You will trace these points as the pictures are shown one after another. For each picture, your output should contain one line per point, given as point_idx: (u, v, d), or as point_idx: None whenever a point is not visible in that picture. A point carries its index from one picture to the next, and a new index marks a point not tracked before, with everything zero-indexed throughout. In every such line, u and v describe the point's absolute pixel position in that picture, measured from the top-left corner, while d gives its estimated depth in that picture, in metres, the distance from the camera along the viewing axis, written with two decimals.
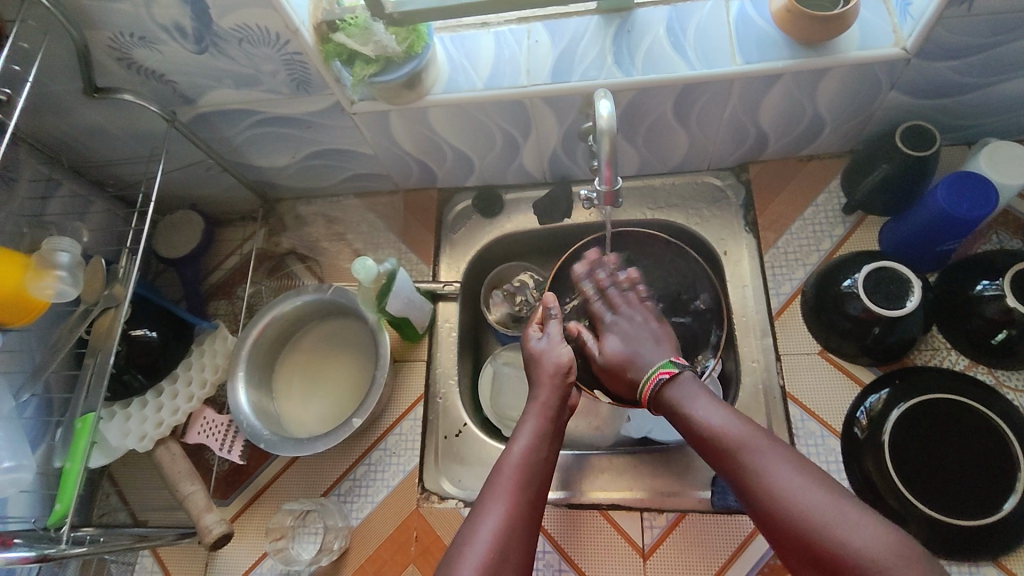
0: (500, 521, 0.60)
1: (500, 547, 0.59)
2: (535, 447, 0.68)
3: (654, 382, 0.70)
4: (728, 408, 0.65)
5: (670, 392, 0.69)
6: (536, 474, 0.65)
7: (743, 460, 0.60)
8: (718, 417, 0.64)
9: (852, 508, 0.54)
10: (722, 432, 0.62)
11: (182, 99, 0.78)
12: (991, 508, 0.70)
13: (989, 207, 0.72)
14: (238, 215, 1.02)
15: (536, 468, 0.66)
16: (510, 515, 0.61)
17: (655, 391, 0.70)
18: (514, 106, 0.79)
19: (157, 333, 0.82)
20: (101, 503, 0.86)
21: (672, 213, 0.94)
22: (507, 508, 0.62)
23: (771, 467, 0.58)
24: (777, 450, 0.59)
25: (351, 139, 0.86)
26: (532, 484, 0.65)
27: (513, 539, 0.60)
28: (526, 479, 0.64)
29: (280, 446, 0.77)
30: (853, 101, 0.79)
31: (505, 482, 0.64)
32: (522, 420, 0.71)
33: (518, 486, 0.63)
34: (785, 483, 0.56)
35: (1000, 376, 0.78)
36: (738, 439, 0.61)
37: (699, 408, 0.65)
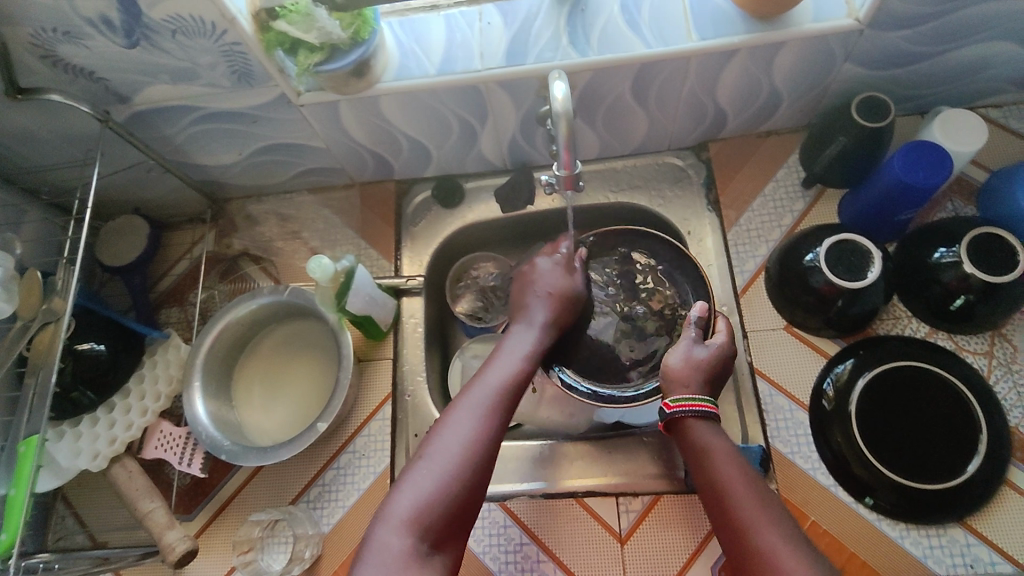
0: (476, 421, 0.62)
1: (474, 443, 0.61)
2: (518, 359, 0.70)
3: (689, 407, 0.66)
4: (745, 466, 0.62)
5: (698, 429, 0.65)
6: (518, 380, 0.68)
7: (746, 520, 0.58)
8: (734, 478, 0.61)
9: None
10: (732, 488, 0.60)
11: (116, 97, 0.74)
12: (956, 471, 0.72)
13: (944, 175, 0.73)
14: (187, 218, 0.97)
15: (518, 374, 0.68)
16: (485, 417, 0.63)
17: (680, 416, 0.66)
18: (468, 91, 0.76)
19: (105, 346, 0.78)
20: (56, 527, 0.82)
21: (635, 194, 0.93)
22: (485, 408, 0.64)
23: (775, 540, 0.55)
24: (782, 522, 0.57)
25: (300, 133, 0.83)
26: (515, 392, 0.67)
27: (490, 436, 0.62)
28: (506, 394, 0.66)
29: (242, 456, 0.74)
30: (808, 74, 0.79)
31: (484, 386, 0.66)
32: (509, 336, 0.74)
33: (500, 390, 0.66)
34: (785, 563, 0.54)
35: (959, 340, 0.80)
36: (745, 501, 0.59)
37: (722, 460, 0.62)
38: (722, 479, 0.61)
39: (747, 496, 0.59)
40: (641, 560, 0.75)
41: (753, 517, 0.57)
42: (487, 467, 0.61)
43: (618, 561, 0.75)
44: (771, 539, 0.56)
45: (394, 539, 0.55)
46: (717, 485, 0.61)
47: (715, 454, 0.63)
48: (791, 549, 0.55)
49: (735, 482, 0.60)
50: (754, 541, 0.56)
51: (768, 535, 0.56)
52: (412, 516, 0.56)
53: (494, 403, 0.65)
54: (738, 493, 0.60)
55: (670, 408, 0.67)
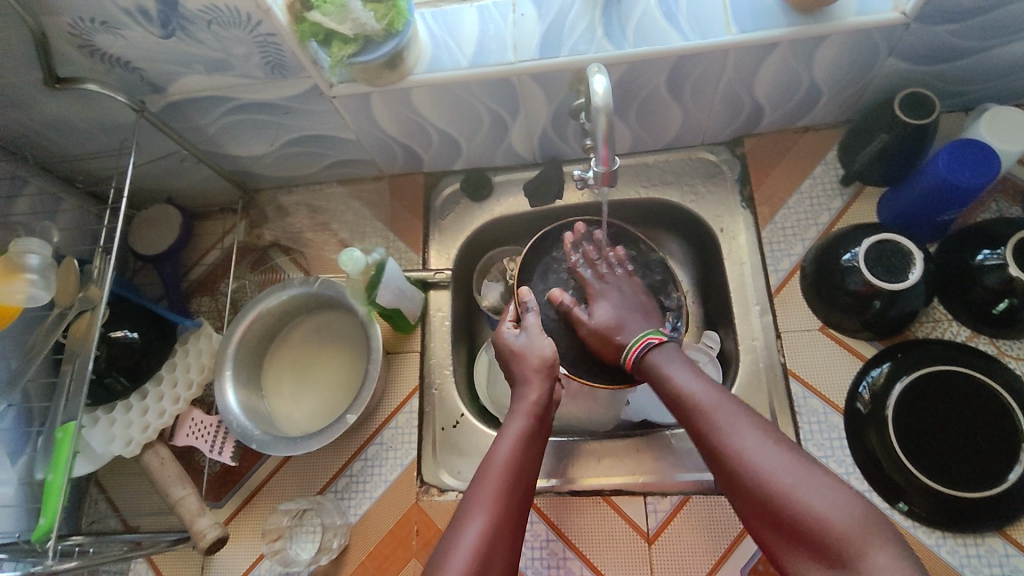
0: (480, 533, 0.57)
1: (483, 553, 0.56)
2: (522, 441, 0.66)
3: (641, 347, 0.71)
4: (702, 377, 0.65)
5: (654, 355, 0.69)
6: (519, 471, 0.63)
7: (706, 414, 0.61)
8: (698, 390, 0.63)
9: (808, 469, 0.55)
10: (688, 390, 0.64)
11: (151, 88, 0.74)
12: (996, 479, 0.70)
13: (991, 173, 0.70)
14: (218, 208, 0.98)
15: (522, 470, 0.63)
16: (493, 521, 0.58)
17: (641, 352, 0.70)
18: (501, 84, 0.75)
19: (137, 334, 0.80)
20: (90, 511, 0.83)
21: (666, 190, 0.92)
22: (490, 512, 0.59)
23: (745, 439, 0.57)
24: (746, 420, 0.59)
25: (332, 125, 0.83)
26: (518, 484, 0.62)
27: (496, 544, 0.57)
28: (513, 478, 0.62)
29: (273, 446, 0.75)
30: (850, 69, 0.76)
31: (490, 485, 0.61)
32: (508, 419, 0.69)
33: (505, 488, 0.61)
34: (755, 455, 0.56)
35: (1002, 345, 0.77)
36: (702, 400, 0.62)
37: (676, 372, 0.66)
38: (686, 393, 0.64)
39: (701, 393, 0.63)
40: (668, 560, 0.74)
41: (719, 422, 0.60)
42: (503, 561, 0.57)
43: (646, 561, 0.75)
44: (728, 424, 0.59)
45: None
46: (685, 400, 0.63)
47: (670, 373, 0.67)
48: (749, 433, 0.58)
49: (688, 383, 0.64)
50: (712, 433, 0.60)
51: (726, 420, 0.60)
52: None
53: (504, 488, 0.61)
54: (694, 392, 0.63)
55: (629, 358, 0.71)
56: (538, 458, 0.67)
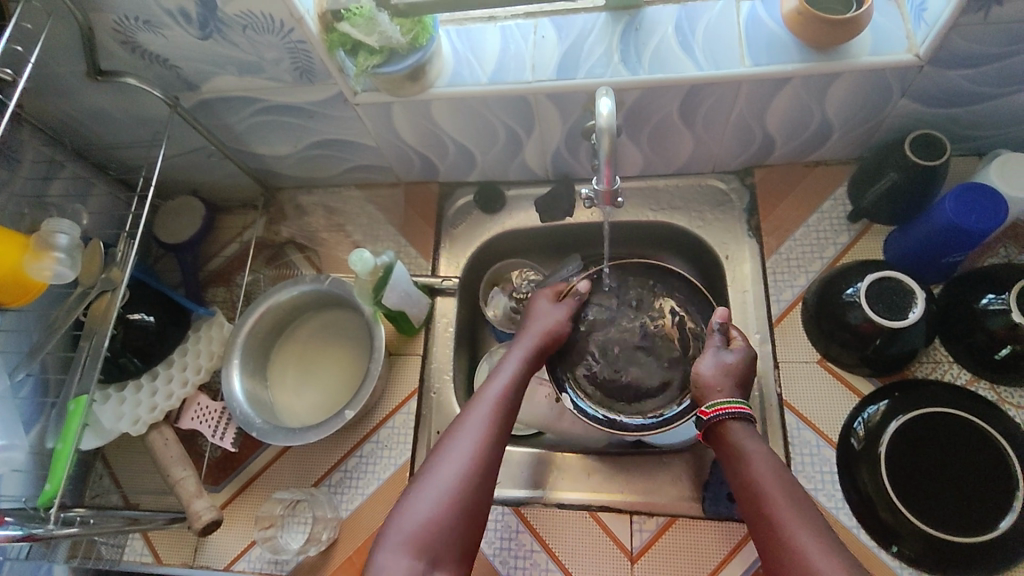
0: (458, 462, 0.63)
1: (460, 480, 0.62)
2: (511, 387, 0.71)
3: (720, 412, 0.66)
4: (782, 471, 0.61)
5: (735, 430, 0.65)
6: (511, 403, 0.70)
7: (778, 523, 0.58)
8: (768, 483, 0.60)
9: None
10: (764, 488, 0.60)
11: (186, 85, 0.78)
12: (987, 525, 0.69)
13: (998, 220, 0.71)
14: (240, 203, 1.02)
15: (510, 404, 0.69)
16: (482, 441, 0.65)
17: (717, 420, 0.66)
18: (518, 102, 0.78)
19: (154, 318, 0.83)
20: (94, 485, 0.86)
21: (675, 215, 0.93)
22: (473, 443, 0.64)
23: (812, 547, 0.55)
24: (814, 526, 0.57)
25: (354, 131, 0.86)
26: (508, 416, 0.68)
27: (482, 467, 0.63)
28: (498, 420, 0.67)
29: (272, 435, 0.77)
30: (862, 107, 0.78)
31: (482, 412, 0.67)
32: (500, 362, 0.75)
33: (496, 418, 0.67)
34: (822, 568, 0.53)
35: (1002, 393, 0.77)
36: (773, 499, 0.59)
37: (756, 460, 0.62)
38: (757, 481, 0.61)
39: (777, 495, 0.59)
40: None
41: (789, 524, 0.57)
42: (482, 490, 0.63)
43: None
44: (803, 539, 0.56)
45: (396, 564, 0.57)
46: (753, 490, 0.61)
47: (751, 460, 0.62)
48: (829, 559, 0.54)
49: (768, 479, 0.61)
50: (789, 545, 0.56)
51: (801, 536, 0.56)
52: (415, 534, 0.59)
53: (490, 424, 0.66)
54: (770, 490, 0.60)
55: (706, 415, 0.67)
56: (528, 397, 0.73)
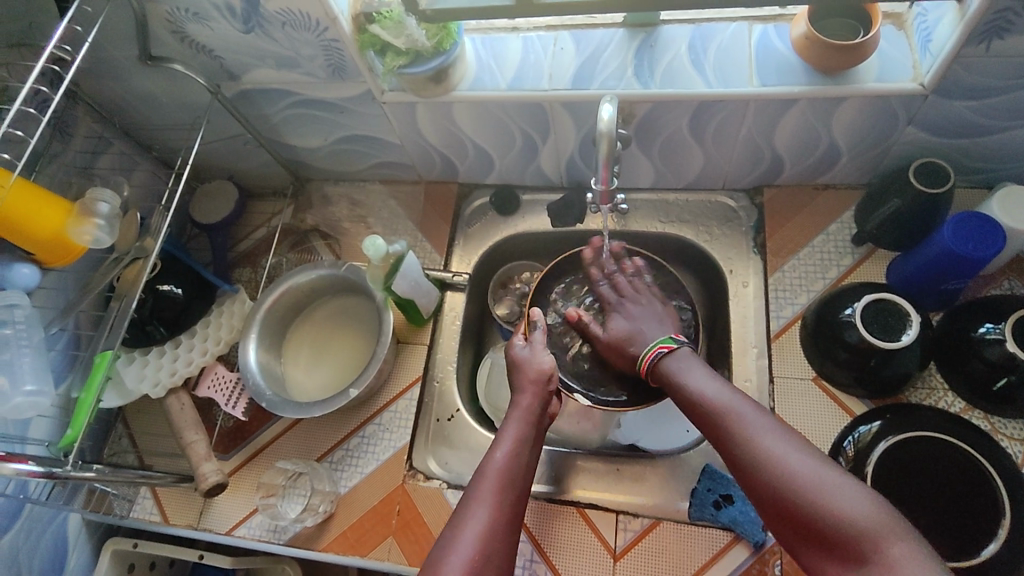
0: (481, 524, 0.62)
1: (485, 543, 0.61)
2: (519, 447, 0.70)
3: (654, 354, 0.74)
4: (719, 380, 0.68)
5: (665, 365, 0.72)
6: (523, 459, 0.69)
7: (728, 423, 0.63)
8: (727, 403, 0.65)
9: (837, 473, 0.56)
10: (705, 396, 0.66)
11: (228, 75, 0.84)
12: (970, 551, 0.69)
13: (995, 248, 0.72)
14: (271, 191, 1.08)
15: (514, 473, 0.67)
16: (492, 523, 0.62)
17: (653, 364, 0.74)
18: (534, 108, 0.82)
19: (181, 290, 0.89)
20: (113, 443, 0.92)
21: (683, 228, 0.95)
22: (493, 504, 0.64)
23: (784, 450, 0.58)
24: (781, 432, 0.60)
25: (380, 127, 0.91)
26: (517, 486, 0.66)
27: (502, 526, 0.63)
28: (512, 478, 0.66)
29: (280, 407, 0.82)
30: (869, 132, 0.79)
31: (487, 487, 0.65)
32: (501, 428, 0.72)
33: (503, 489, 0.65)
34: (802, 467, 0.57)
35: (996, 423, 0.77)
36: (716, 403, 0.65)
37: (694, 377, 0.69)
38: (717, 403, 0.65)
39: (717, 400, 0.65)
40: None
41: (760, 434, 0.61)
42: (505, 547, 0.62)
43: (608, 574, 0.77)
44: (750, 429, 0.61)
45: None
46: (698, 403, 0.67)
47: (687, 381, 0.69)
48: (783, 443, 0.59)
49: (706, 389, 0.67)
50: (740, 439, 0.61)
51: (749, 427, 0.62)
52: None
53: (504, 486, 0.65)
54: (710, 397, 0.66)
55: (642, 367, 0.75)
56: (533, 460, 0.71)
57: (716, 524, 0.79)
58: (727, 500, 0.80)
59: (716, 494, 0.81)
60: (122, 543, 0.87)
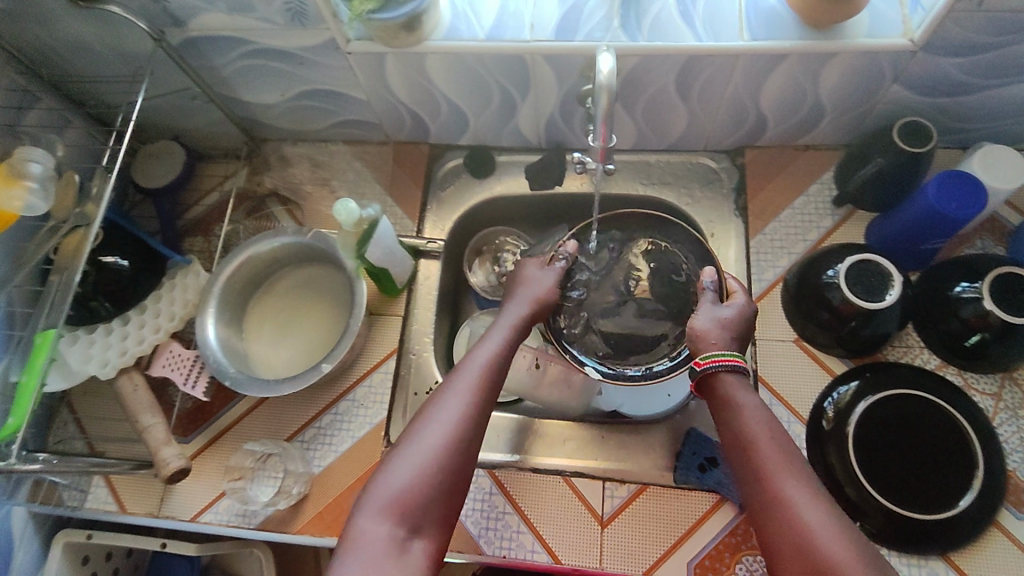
0: (450, 421, 0.60)
1: (451, 439, 0.59)
2: (502, 352, 0.68)
3: (714, 364, 0.66)
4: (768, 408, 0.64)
5: (726, 382, 0.66)
6: (505, 367, 0.67)
7: (756, 453, 0.60)
8: (762, 430, 0.61)
9: (847, 533, 0.53)
10: (744, 418, 0.62)
11: (172, 20, 0.75)
12: (946, 504, 0.72)
13: (977, 208, 0.72)
14: (222, 152, 0.99)
15: (500, 371, 0.66)
16: (466, 409, 0.62)
17: (710, 372, 0.66)
18: (515, 61, 0.77)
19: (127, 262, 0.81)
20: (58, 430, 0.84)
21: (664, 190, 0.93)
22: (467, 402, 0.62)
23: (798, 497, 0.56)
24: (798, 475, 0.57)
25: (345, 81, 0.84)
26: (495, 384, 0.65)
27: (474, 427, 0.61)
28: (492, 381, 0.65)
29: (245, 385, 0.76)
30: (854, 90, 0.78)
31: (465, 383, 0.63)
32: (490, 329, 0.72)
33: (479, 386, 0.64)
34: (806, 519, 0.54)
35: (969, 378, 0.79)
36: (753, 430, 0.61)
37: (741, 396, 0.64)
38: (747, 435, 0.61)
39: (760, 426, 0.61)
40: (618, 545, 0.76)
41: (776, 473, 0.58)
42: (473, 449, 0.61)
43: (596, 542, 0.76)
44: (778, 466, 0.58)
45: (376, 529, 0.55)
46: (735, 424, 0.63)
47: (732, 402, 0.64)
48: (807, 491, 0.56)
49: (753, 410, 0.63)
50: (767, 473, 0.58)
51: (781, 468, 0.58)
52: (395, 506, 0.56)
53: (483, 385, 0.64)
54: (752, 424, 0.62)
55: (700, 366, 0.67)
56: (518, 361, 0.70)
57: (702, 488, 0.78)
58: (713, 463, 0.80)
59: (701, 457, 0.81)
60: (75, 535, 0.80)
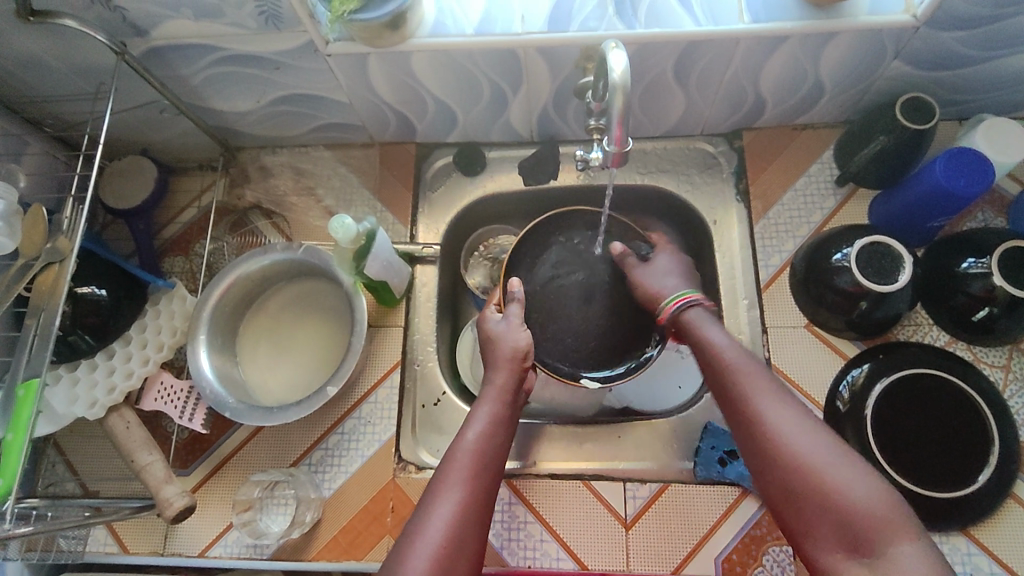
0: (448, 519, 0.56)
1: (451, 539, 0.55)
2: (492, 431, 0.64)
3: (681, 303, 0.71)
4: (740, 347, 0.64)
5: (692, 319, 0.69)
6: (495, 449, 0.63)
7: (742, 392, 0.60)
8: (742, 367, 0.62)
9: (849, 458, 0.53)
10: (726, 358, 0.63)
11: (134, 30, 0.69)
12: (964, 481, 0.72)
13: (985, 183, 0.71)
14: (196, 164, 0.93)
15: (490, 455, 0.62)
16: (463, 503, 0.57)
17: (676, 313, 0.71)
18: (506, 55, 0.73)
19: (106, 292, 0.75)
20: (47, 473, 0.79)
21: (663, 178, 0.91)
22: (462, 496, 0.58)
23: (790, 424, 0.56)
24: (785, 401, 0.58)
25: (325, 84, 0.79)
26: (490, 469, 0.61)
27: (473, 521, 0.57)
28: (485, 466, 0.61)
29: (247, 415, 0.73)
30: (855, 68, 0.76)
31: (459, 471, 0.60)
32: (476, 407, 0.67)
33: (473, 478, 0.60)
34: (796, 439, 0.55)
35: (977, 352, 0.80)
36: (736, 370, 0.62)
37: (713, 341, 0.65)
38: (731, 377, 0.61)
39: (738, 365, 0.62)
40: (644, 545, 0.75)
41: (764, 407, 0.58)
42: (477, 544, 0.57)
43: (621, 544, 0.75)
44: (763, 399, 0.58)
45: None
46: (717, 368, 0.63)
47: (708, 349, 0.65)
48: (800, 420, 0.56)
49: (728, 352, 0.63)
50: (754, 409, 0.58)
51: (766, 400, 0.58)
52: None
53: (476, 474, 0.60)
54: (730, 364, 0.62)
55: (666, 312, 0.72)
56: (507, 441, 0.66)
57: (725, 481, 0.78)
58: (733, 455, 0.79)
59: (721, 450, 0.80)
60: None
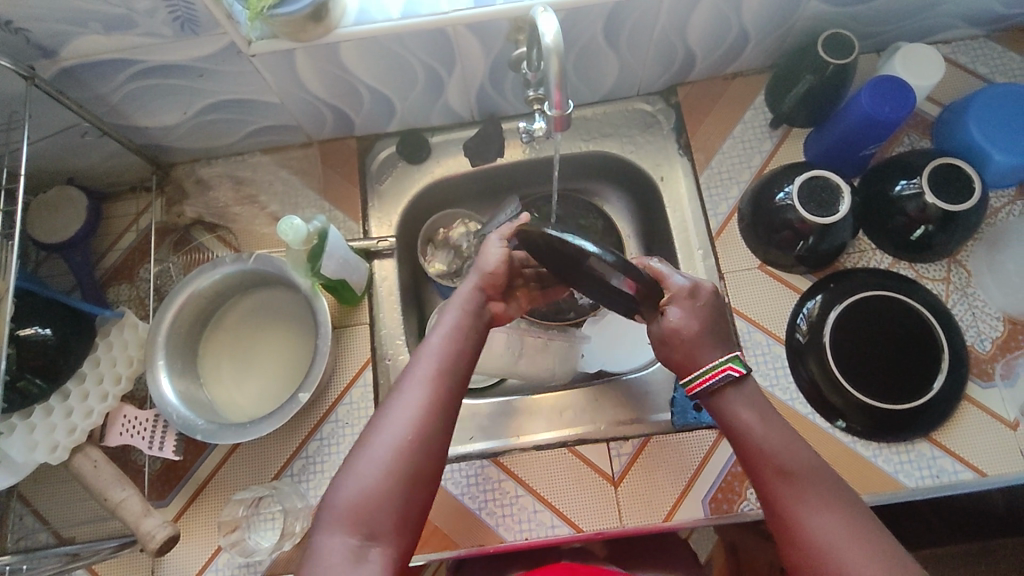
0: (402, 428, 0.56)
1: (404, 445, 0.55)
2: (457, 336, 0.62)
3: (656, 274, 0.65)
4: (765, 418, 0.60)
5: (729, 396, 0.60)
6: (460, 359, 0.61)
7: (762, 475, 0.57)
8: (764, 445, 0.58)
9: (866, 542, 0.51)
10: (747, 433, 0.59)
11: (40, 52, 0.65)
12: (923, 390, 0.76)
13: (908, 108, 0.75)
14: (128, 186, 0.90)
15: (456, 360, 0.61)
16: (420, 414, 0.57)
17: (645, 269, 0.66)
18: (436, 36, 0.72)
19: (51, 331, 0.71)
20: (15, 526, 0.76)
21: (607, 143, 0.92)
22: (421, 401, 0.57)
23: (812, 514, 0.53)
24: (811, 490, 0.55)
25: (253, 87, 0.76)
26: (451, 383, 0.60)
27: (431, 440, 0.56)
28: (443, 378, 0.59)
29: (220, 434, 0.71)
30: (775, 12, 0.78)
31: (418, 377, 0.59)
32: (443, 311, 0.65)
33: (432, 385, 0.58)
34: (812, 525, 0.53)
35: (920, 269, 0.84)
36: (757, 448, 0.58)
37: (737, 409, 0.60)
38: (751, 455, 0.58)
39: (760, 440, 0.58)
40: (634, 499, 0.77)
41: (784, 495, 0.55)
42: (430, 460, 0.56)
43: (613, 502, 0.77)
44: (783, 484, 0.55)
45: (335, 541, 0.52)
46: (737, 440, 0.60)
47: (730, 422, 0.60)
48: (821, 505, 0.54)
49: (751, 425, 0.59)
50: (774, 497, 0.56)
51: (787, 484, 0.55)
52: (350, 515, 0.52)
53: (437, 384, 0.59)
54: (752, 444, 0.58)
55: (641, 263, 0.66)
56: (477, 350, 0.64)
57: (702, 426, 0.81)
58: None
59: None
60: None
